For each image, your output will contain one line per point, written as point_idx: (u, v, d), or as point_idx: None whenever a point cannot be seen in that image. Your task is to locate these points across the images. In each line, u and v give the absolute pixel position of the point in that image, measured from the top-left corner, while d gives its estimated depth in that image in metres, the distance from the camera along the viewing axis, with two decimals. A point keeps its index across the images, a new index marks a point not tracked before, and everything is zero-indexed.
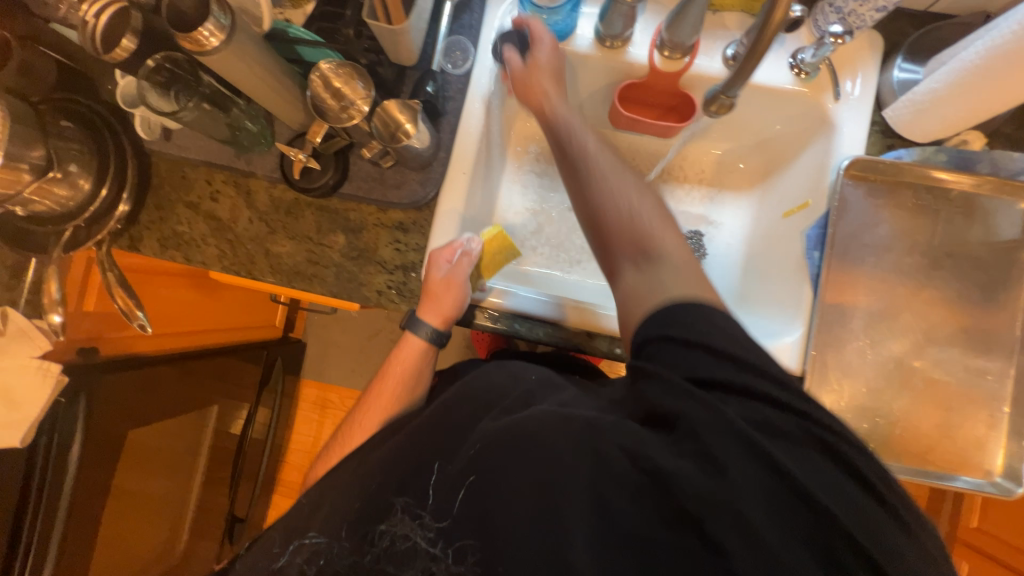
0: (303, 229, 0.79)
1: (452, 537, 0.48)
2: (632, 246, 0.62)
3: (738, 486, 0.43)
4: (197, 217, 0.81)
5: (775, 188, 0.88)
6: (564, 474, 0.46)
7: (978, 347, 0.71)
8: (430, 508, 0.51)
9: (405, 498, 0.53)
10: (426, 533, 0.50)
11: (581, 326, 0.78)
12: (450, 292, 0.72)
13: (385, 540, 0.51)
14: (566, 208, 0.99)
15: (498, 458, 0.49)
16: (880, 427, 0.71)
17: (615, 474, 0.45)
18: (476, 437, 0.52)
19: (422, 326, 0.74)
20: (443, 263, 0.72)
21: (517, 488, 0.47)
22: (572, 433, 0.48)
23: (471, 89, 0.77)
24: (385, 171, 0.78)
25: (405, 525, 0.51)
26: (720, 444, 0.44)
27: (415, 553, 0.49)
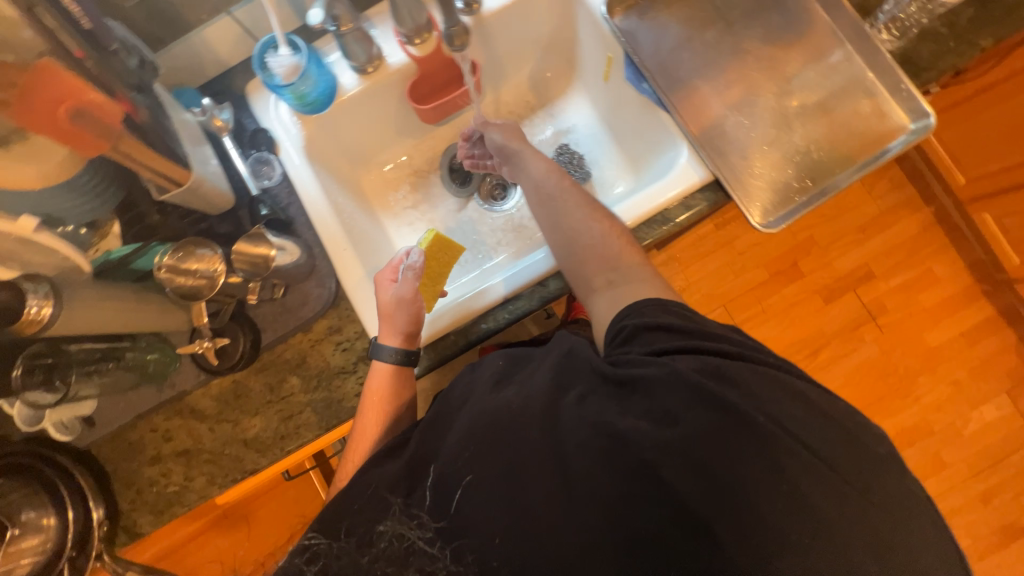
0: (258, 399, 0.78)
1: (450, 536, 0.54)
2: (580, 201, 0.75)
3: (704, 436, 0.51)
4: (169, 464, 0.79)
5: (587, 68, 0.94)
6: (542, 463, 0.53)
7: (808, 53, 0.77)
8: (428, 508, 0.56)
9: (401, 498, 0.57)
10: (423, 533, 0.55)
11: (525, 285, 0.77)
12: (401, 309, 0.72)
13: (384, 540, 0.55)
14: (455, 212, 1.02)
15: (487, 445, 0.56)
16: (802, 162, 0.74)
17: (581, 441, 0.53)
18: (462, 425, 0.59)
19: (385, 351, 0.71)
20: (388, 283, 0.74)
21: (510, 478, 0.54)
22: (551, 423, 0.55)
23: (297, 185, 0.79)
24: (285, 300, 0.78)
25: (404, 524, 0.56)
26: (686, 409, 0.52)
27: (413, 550, 0.55)
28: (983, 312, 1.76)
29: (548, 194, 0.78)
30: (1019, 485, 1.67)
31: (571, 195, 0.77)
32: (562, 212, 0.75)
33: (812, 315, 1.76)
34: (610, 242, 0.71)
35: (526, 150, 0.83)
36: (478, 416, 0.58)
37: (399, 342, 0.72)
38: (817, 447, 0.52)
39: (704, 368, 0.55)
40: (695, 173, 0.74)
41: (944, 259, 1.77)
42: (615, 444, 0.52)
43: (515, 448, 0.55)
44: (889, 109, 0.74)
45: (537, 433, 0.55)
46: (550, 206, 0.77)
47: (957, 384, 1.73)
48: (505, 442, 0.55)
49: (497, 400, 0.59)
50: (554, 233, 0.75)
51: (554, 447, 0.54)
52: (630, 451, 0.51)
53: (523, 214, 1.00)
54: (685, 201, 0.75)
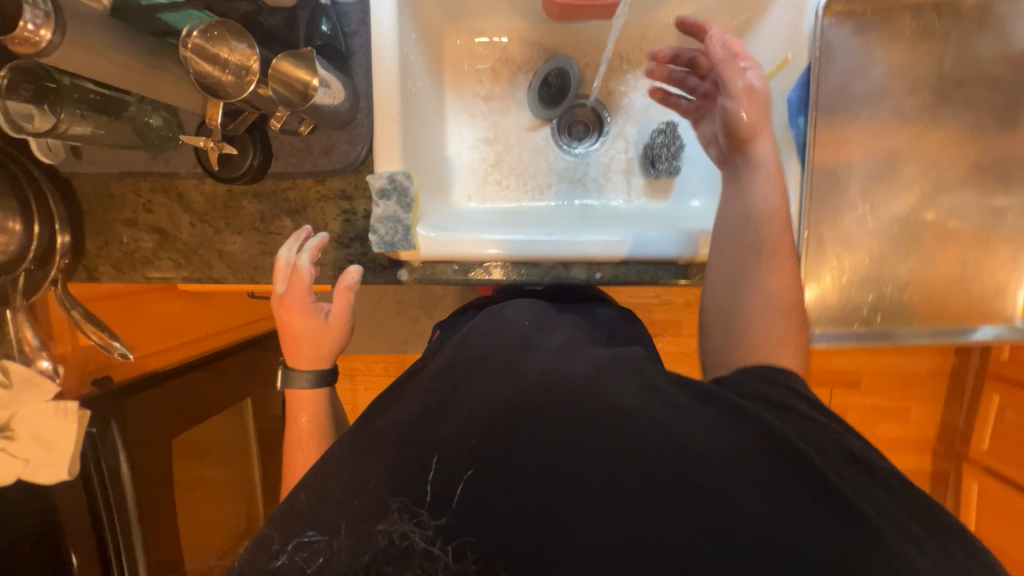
0: (247, 221, 0.75)
1: (452, 535, 0.41)
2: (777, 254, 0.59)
3: (804, 511, 0.38)
4: (141, 233, 0.77)
5: (750, 50, 0.76)
6: (593, 456, 0.40)
7: (988, 183, 0.64)
8: (430, 504, 0.42)
9: (401, 496, 0.43)
10: (424, 531, 0.42)
11: (553, 258, 0.71)
12: (327, 338, 0.69)
13: (383, 540, 0.43)
14: (523, 129, 0.89)
15: (511, 427, 0.43)
16: (888, 295, 0.66)
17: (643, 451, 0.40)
18: (472, 402, 0.45)
19: (298, 371, 0.69)
20: (308, 308, 0.68)
21: (541, 479, 0.41)
22: (605, 409, 0.42)
23: (372, 15, 0.66)
24: (309, 139, 0.70)
25: (405, 522, 0.43)
26: (794, 475, 0.39)
27: (410, 554, 0.42)
28: (922, 464, 1.81)
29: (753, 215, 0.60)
30: None
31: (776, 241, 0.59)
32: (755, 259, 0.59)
33: None
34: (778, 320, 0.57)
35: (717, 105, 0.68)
36: (483, 393, 0.45)
37: (327, 364, 0.70)
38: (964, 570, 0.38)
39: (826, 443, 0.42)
40: None
41: (928, 406, 1.76)
42: (687, 493, 0.39)
43: (550, 444, 0.41)
44: (1014, 292, 0.66)
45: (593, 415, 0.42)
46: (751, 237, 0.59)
47: None
48: (539, 422, 0.42)
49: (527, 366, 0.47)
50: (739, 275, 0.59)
51: (618, 453, 0.40)
52: (711, 495, 0.38)
53: (589, 169, 0.89)
54: None
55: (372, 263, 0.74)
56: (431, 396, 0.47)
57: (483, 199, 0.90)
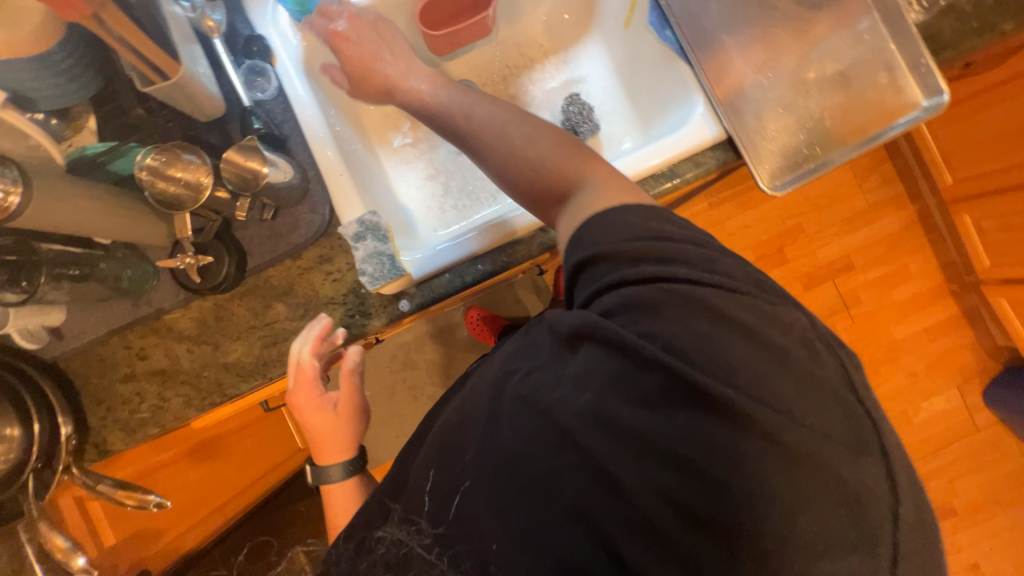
0: (241, 323, 0.76)
1: (449, 542, 0.51)
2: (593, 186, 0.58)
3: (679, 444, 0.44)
4: (142, 382, 0.76)
5: (606, 17, 0.93)
6: (511, 443, 0.49)
7: (836, 19, 0.76)
8: (425, 515, 0.53)
9: (401, 505, 0.56)
10: (422, 539, 0.53)
11: (531, 227, 0.75)
12: (345, 425, 0.72)
13: (383, 545, 0.55)
14: (455, 156, 0.99)
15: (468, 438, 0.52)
16: (813, 130, 0.75)
17: (537, 421, 0.48)
18: (445, 422, 0.56)
19: (329, 471, 0.72)
20: (317, 397, 0.71)
21: (477, 479, 0.50)
22: (529, 409, 0.49)
23: (294, 101, 0.75)
24: (275, 223, 0.75)
25: (404, 530, 0.54)
26: (661, 419, 0.45)
27: (411, 557, 0.53)
28: (948, 311, 1.84)
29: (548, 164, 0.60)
30: (956, 470, 1.82)
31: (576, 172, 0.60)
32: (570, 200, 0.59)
33: None
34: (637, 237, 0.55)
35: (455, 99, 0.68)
36: (456, 412, 0.56)
37: (350, 452, 0.73)
38: (815, 424, 0.44)
39: (674, 332, 0.46)
40: (707, 131, 0.74)
41: (919, 257, 1.84)
42: (593, 466, 0.46)
43: (496, 448, 0.50)
44: (906, 85, 0.72)
45: (507, 405, 0.51)
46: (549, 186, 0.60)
47: (913, 375, 1.83)
48: (482, 436, 0.51)
49: (479, 379, 0.57)
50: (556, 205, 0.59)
51: (529, 430, 0.49)
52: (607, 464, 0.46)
53: None
54: (694, 157, 0.75)
55: (373, 309, 0.75)
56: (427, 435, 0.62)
57: (447, 224, 0.95)
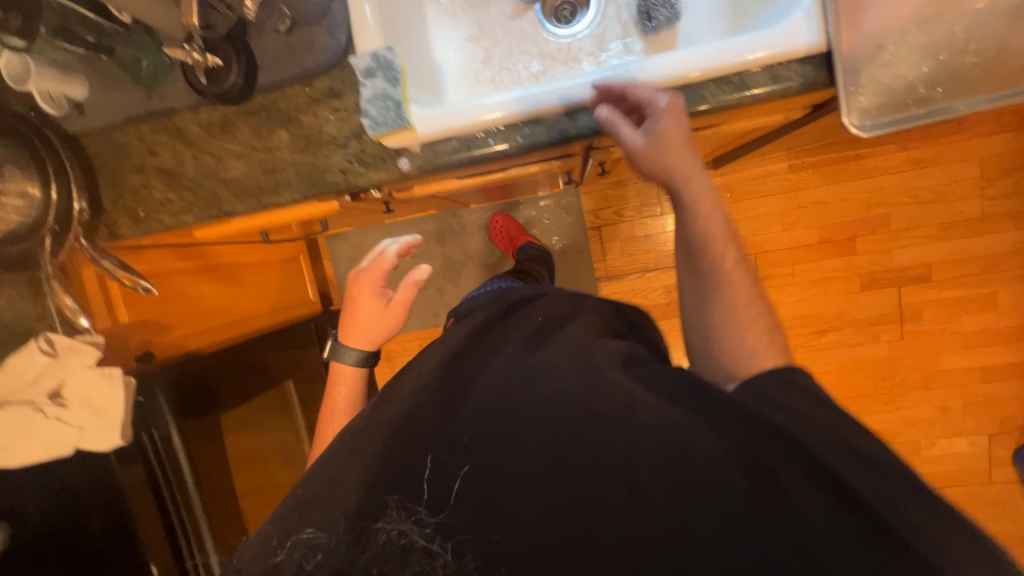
0: (244, 142, 0.74)
1: (452, 532, 0.49)
2: (740, 279, 0.62)
3: (757, 502, 0.43)
4: (151, 177, 0.78)
5: None
6: (551, 442, 0.50)
7: None
8: (425, 503, 0.51)
9: (399, 495, 0.53)
10: (423, 529, 0.50)
11: (553, 108, 0.66)
12: (383, 322, 0.88)
13: (380, 539, 0.50)
14: (507, 19, 0.86)
15: (506, 412, 0.53)
16: (946, 64, 0.58)
17: (575, 415, 0.51)
18: (481, 391, 0.57)
19: (348, 351, 0.87)
20: (377, 291, 0.88)
21: (500, 477, 0.50)
22: (607, 403, 0.50)
23: None
24: (290, 40, 0.69)
25: (403, 522, 0.51)
26: (775, 489, 0.44)
27: (409, 551, 0.49)
28: (1021, 356, 1.61)
29: (727, 282, 0.62)
30: None
31: (735, 277, 0.62)
32: (716, 295, 0.62)
33: (838, 296, 1.65)
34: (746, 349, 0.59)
35: (706, 212, 0.62)
36: (489, 392, 0.56)
37: (371, 347, 0.88)
38: (874, 496, 0.42)
39: (808, 424, 0.47)
40: (805, 36, 0.58)
41: (1016, 289, 1.57)
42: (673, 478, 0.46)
43: (533, 424, 0.51)
44: None
45: (568, 409, 0.51)
46: (700, 273, 0.63)
47: (943, 410, 1.67)
48: (517, 417, 0.53)
49: (531, 359, 0.58)
50: (698, 310, 0.63)
51: (577, 432, 0.50)
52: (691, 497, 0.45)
53: (582, 45, 0.85)
54: (774, 69, 0.61)
55: (372, 159, 0.71)
56: (443, 389, 0.60)
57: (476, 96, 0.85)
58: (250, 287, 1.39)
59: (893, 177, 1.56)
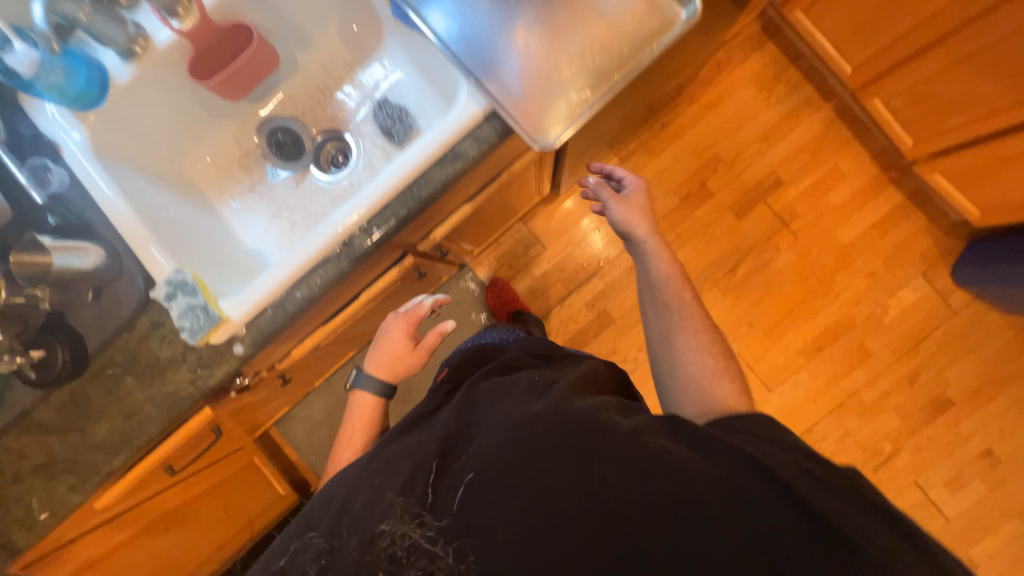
0: (99, 405, 0.79)
1: (449, 537, 0.62)
2: (695, 321, 0.87)
3: (716, 509, 0.56)
4: (29, 480, 0.81)
5: (386, 16, 0.92)
6: (553, 482, 0.60)
7: None
8: (427, 508, 0.64)
9: (403, 501, 0.66)
10: (426, 533, 0.63)
11: (331, 243, 0.76)
12: (403, 362, 0.99)
13: (386, 538, 0.64)
14: (294, 187, 0.99)
15: (522, 456, 0.62)
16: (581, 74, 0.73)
17: (575, 475, 0.60)
18: (489, 435, 0.67)
19: (370, 381, 0.96)
20: (409, 334, 1.01)
21: (491, 469, 0.63)
22: (622, 451, 0.60)
23: (86, 185, 0.77)
24: (102, 302, 0.78)
25: (407, 524, 0.64)
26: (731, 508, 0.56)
27: (416, 548, 0.62)
28: (894, 200, 1.76)
29: (666, 297, 0.89)
30: (941, 360, 1.74)
31: (688, 310, 0.88)
32: (670, 321, 0.87)
33: (725, 233, 1.78)
34: (715, 384, 0.79)
35: (671, 272, 0.91)
36: (493, 435, 0.66)
37: (391, 383, 0.98)
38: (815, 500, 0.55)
39: (781, 497, 0.56)
40: (475, 104, 0.73)
41: (848, 153, 1.76)
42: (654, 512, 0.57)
43: (551, 468, 0.61)
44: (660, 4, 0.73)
45: (545, 433, 0.63)
46: (662, 308, 0.89)
47: (873, 275, 1.76)
48: (539, 448, 0.62)
49: (533, 406, 0.67)
50: (657, 319, 0.89)
51: (573, 451, 0.61)
52: (651, 500, 0.57)
53: (359, 175, 0.97)
54: (472, 133, 0.75)
55: (211, 360, 0.78)
56: (461, 425, 0.72)
57: None
58: (214, 509, 1.29)
59: (701, 124, 1.78)
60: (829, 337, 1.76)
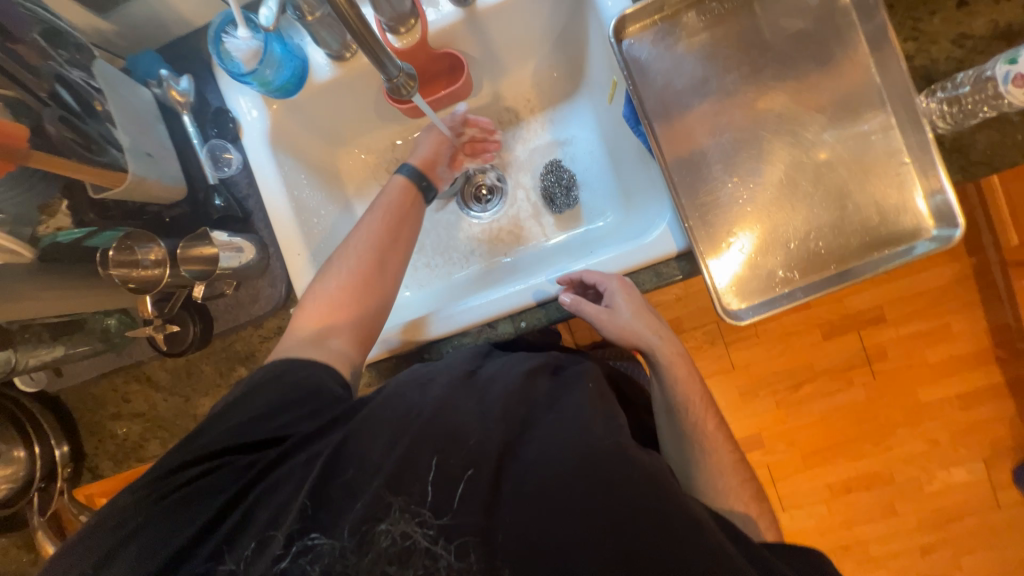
0: (208, 382, 0.82)
1: (453, 534, 0.49)
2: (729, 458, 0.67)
3: None
4: (126, 421, 0.85)
5: (594, 79, 0.85)
6: (612, 529, 0.49)
7: (839, 112, 0.67)
8: (430, 504, 0.50)
9: (403, 497, 0.51)
10: (426, 530, 0.50)
11: (475, 321, 0.75)
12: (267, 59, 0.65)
13: (386, 539, 0.49)
14: (432, 212, 0.96)
15: (567, 491, 0.50)
16: (797, 251, 0.67)
17: (621, 527, 0.49)
18: (534, 450, 0.52)
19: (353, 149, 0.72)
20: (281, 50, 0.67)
21: (539, 500, 0.50)
22: (682, 518, 0.49)
23: (257, 178, 0.75)
24: (238, 294, 0.78)
25: (406, 523, 0.50)
26: None
27: (414, 551, 0.49)
28: (991, 377, 1.66)
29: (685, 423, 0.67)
30: (964, 544, 1.69)
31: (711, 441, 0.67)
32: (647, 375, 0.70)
33: (805, 348, 1.70)
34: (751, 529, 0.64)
35: (690, 395, 0.67)
36: (542, 451, 0.52)
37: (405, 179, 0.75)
38: None
39: None
40: (672, 242, 0.69)
41: (967, 315, 1.64)
42: None
43: (594, 500, 0.49)
44: (914, 205, 0.65)
45: (605, 472, 0.50)
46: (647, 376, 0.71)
47: (934, 442, 1.69)
48: (587, 484, 0.50)
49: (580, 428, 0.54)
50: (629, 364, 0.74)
51: (629, 509, 0.49)
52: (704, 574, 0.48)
53: (502, 226, 0.94)
54: (657, 267, 0.71)
55: None
56: (510, 417, 0.55)
57: (418, 284, 0.94)
58: None
59: None
60: (862, 484, 1.71)
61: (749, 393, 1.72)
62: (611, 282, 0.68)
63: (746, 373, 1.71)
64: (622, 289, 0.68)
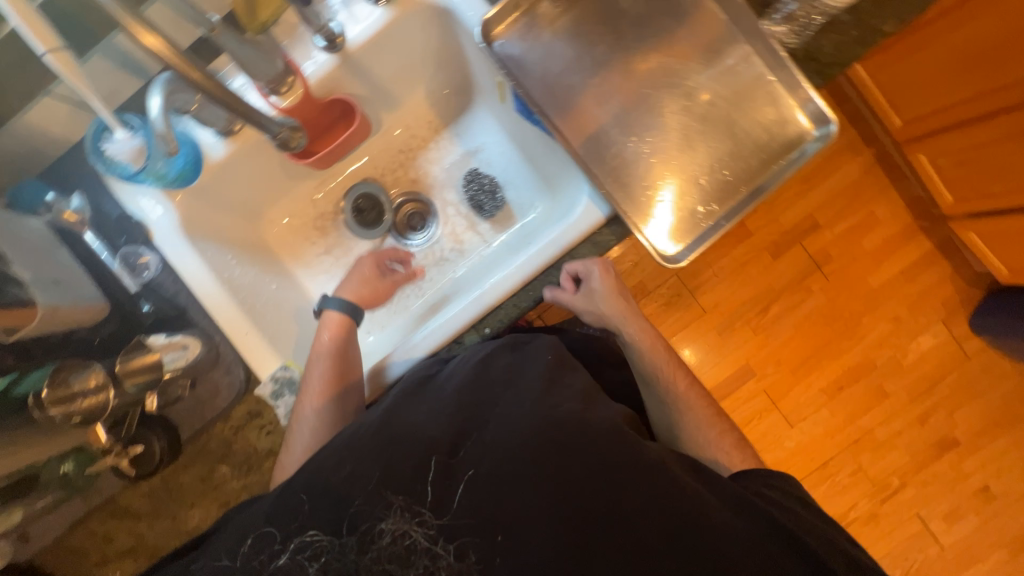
0: (192, 491, 0.79)
1: (454, 534, 0.49)
2: None
3: None
4: (114, 562, 0.79)
5: (482, 86, 0.89)
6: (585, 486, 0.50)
7: (702, 53, 0.73)
8: (431, 504, 0.51)
9: (405, 496, 0.51)
10: (427, 530, 0.50)
11: (440, 343, 0.74)
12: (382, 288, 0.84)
13: (387, 537, 0.50)
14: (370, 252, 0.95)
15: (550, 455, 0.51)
16: (707, 185, 0.72)
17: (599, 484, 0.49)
18: (506, 437, 0.53)
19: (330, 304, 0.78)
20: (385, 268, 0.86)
21: (524, 474, 0.51)
22: None
23: (179, 271, 0.73)
24: (197, 392, 0.76)
25: (407, 520, 0.50)
26: None
27: (415, 552, 0.49)
28: (923, 247, 1.81)
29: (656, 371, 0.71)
30: (951, 402, 1.81)
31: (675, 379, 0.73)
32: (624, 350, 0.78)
33: (761, 272, 1.79)
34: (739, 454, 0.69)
35: (662, 366, 0.76)
36: (516, 434, 0.53)
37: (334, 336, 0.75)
38: None
39: None
40: (598, 211, 0.72)
41: (886, 199, 1.79)
42: None
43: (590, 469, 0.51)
44: (792, 116, 0.71)
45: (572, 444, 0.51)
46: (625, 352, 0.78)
47: (897, 320, 1.81)
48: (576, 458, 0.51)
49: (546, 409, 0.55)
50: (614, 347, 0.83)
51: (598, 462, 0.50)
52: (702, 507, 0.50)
53: (442, 245, 0.95)
54: (593, 238, 0.74)
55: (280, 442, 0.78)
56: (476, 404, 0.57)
57: (377, 326, 0.93)
58: None
59: None
60: (850, 378, 1.82)
61: (726, 330, 1.80)
62: (591, 269, 0.75)
63: (717, 312, 1.79)
64: (600, 274, 0.75)
